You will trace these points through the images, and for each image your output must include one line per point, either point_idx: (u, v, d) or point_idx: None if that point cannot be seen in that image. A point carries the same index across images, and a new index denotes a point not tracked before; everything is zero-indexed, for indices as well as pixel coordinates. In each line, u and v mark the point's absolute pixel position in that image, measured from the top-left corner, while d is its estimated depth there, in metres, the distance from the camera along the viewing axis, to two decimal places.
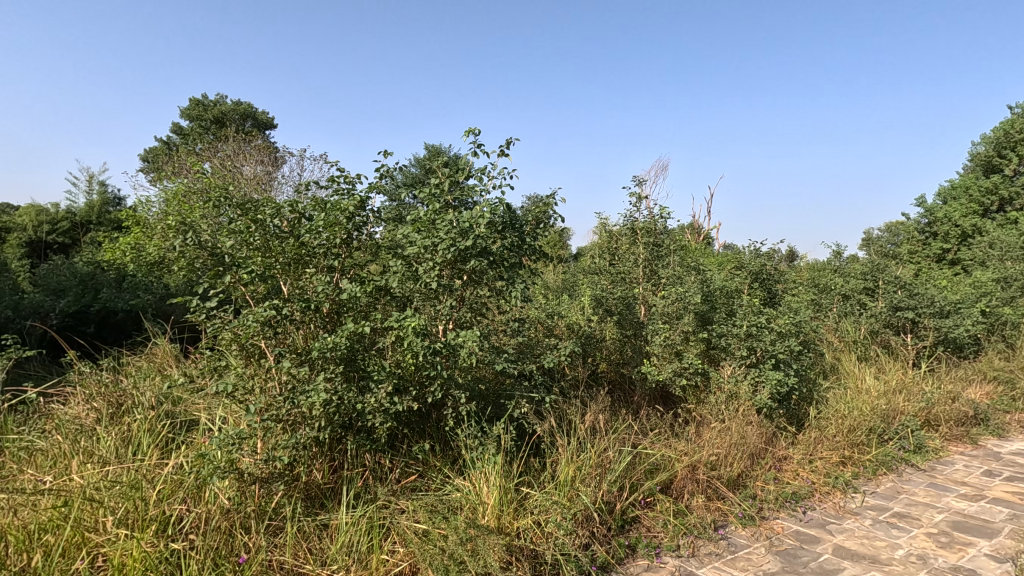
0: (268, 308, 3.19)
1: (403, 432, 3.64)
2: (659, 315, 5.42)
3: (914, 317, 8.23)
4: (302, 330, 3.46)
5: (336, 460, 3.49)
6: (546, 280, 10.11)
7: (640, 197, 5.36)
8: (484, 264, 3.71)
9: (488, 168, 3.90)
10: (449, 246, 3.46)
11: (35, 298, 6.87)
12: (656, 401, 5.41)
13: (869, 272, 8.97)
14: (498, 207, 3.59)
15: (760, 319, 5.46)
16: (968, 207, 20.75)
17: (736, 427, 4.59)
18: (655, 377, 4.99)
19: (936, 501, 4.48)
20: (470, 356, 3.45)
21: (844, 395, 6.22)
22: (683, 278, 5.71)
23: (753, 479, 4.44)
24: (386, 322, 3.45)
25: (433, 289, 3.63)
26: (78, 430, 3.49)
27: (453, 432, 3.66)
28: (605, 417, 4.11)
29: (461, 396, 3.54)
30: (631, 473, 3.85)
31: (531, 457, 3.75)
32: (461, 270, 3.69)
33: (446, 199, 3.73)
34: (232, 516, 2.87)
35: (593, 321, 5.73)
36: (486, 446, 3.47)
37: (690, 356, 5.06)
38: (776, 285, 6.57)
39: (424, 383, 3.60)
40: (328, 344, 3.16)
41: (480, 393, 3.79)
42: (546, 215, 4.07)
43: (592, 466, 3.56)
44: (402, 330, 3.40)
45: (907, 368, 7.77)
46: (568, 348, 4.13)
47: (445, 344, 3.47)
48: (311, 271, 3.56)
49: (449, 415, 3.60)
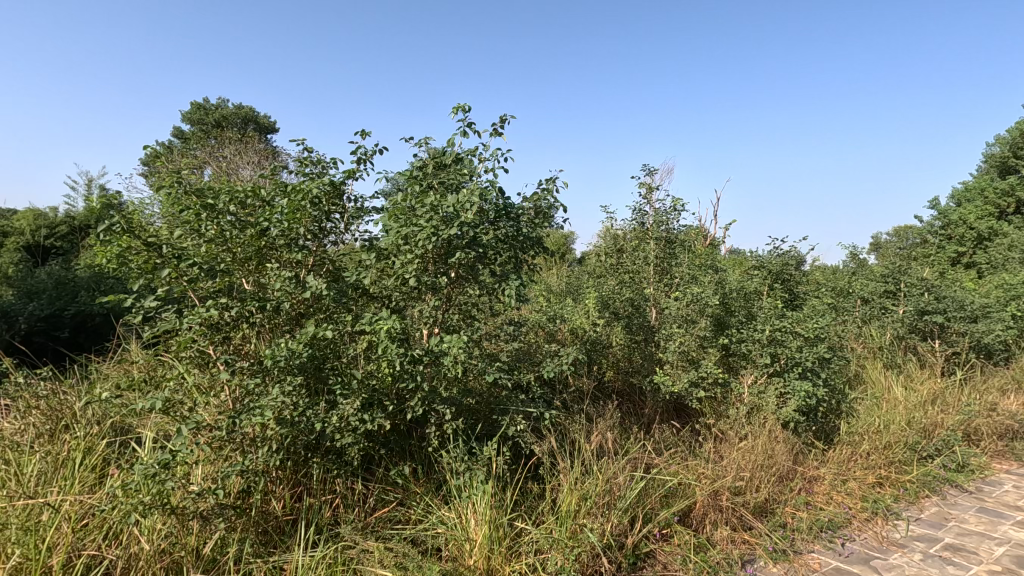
0: (213, 308, 2.69)
1: (380, 453, 3.15)
2: (672, 318, 4.90)
3: (942, 321, 7.67)
4: (261, 335, 2.98)
5: (301, 485, 3.02)
6: (549, 283, 9.64)
7: (650, 188, 4.85)
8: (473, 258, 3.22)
9: (479, 150, 3.44)
10: (430, 236, 2.97)
11: (4, 301, 6.42)
12: (669, 414, 4.90)
13: (891, 273, 8.45)
14: (489, 192, 3.11)
15: (784, 322, 4.94)
16: (985, 209, 20.13)
17: (761, 445, 4.07)
18: (669, 388, 4.47)
19: (991, 530, 3.93)
20: (456, 365, 2.95)
21: (875, 406, 5.68)
22: (699, 277, 5.20)
23: (782, 505, 3.90)
24: (358, 325, 2.96)
25: (414, 287, 3.14)
26: (4, 452, 3.02)
27: (437, 453, 3.16)
28: (614, 434, 3.59)
29: (446, 412, 3.05)
30: (645, 500, 3.32)
31: (528, 482, 3.24)
32: (447, 266, 3.21)
33: (429, 183, 3.25)
34: (159, 563, 2.40)
35: (599, 325, 5.21)
36: (473, 470, 2.96)
37: (707, 364, 4.54)
38: (797, 286, 6.05)
39: (403, 397, 3.11)
40: (285, 351, 2.67)
41: (469, 408, 3.29)
42: (546, 204, 3.57)
43: (599, 495, 3.03)
44: (375, 334, 2.91)
45: (937, 377, 7.21)
46: (571, 355, 3.62)
47: (427, 351, 2.98)
48: (273, 266, 3.07)
49: (433, 434, 3.10)
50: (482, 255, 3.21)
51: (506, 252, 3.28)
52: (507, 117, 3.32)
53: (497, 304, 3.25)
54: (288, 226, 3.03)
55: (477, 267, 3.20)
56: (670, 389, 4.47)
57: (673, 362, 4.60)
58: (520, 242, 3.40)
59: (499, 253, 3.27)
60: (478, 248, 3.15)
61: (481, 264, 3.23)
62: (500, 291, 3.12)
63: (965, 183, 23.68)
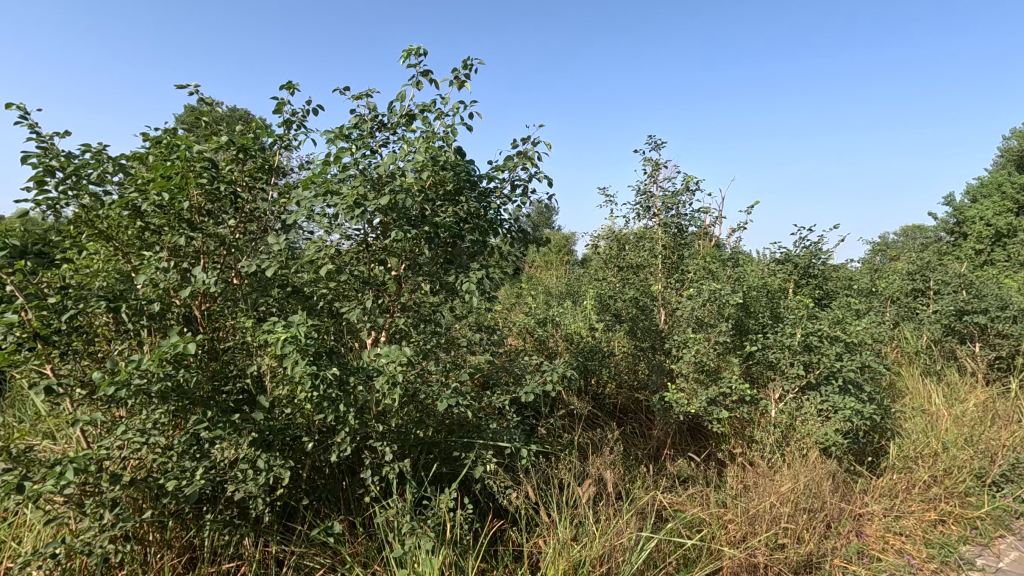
0: (20, 309, 1.85)
1: (302, 506, 2.35)
2: (684, 321, 4.09)
3: (985, 322, 6.81)
4: (132, 348, 2.19)
5: (193, 551, 2.24)
6: (547, 285, 8.91)
7: (657, 165, 4.04)
8: (423, 242, 2.43)
9: (437, 104, 2.67)
10: (358, 209, 2.18)
11: None
12: (682, 436, 4.09)
13: (919, 270, 7.67)
14: (441, 150, 2.31)
15: (819, 325, 4.11)
16: (1005, 202, 19.21)
17: (801, 481, 3.24)
18: (683, 408, 3.64)
19: None
20: (393, 388, 2.13)
21: (922, 422, 4.84)
22: (716, 273, 4.38)
23: (831, 557, 3.06)
24: (259, 334, 2.15)
25: (344, 281, 2.35)
26: None
27: (378, 504, 2.35)
28: (615, 471, 2.77)
29: (383, 451, 2.24)
30: (658, 563, 2.49)
31: (501, 541, 2.44)
32: (390, 253, 2.41)
33: (366, 143, 2.47)
34: None
35: (598, 330, 4.42)
36: (420, 532, 2.15)
37: (730, 378, 3.71)
38: (827, 283, 5.23)
39: (327, 429, 2.30)
40: (134, 371, 1.86)
41: (421, 443, 2.47)
42: (524, 172, 2.77)
43: (594, 564, 2.20)
44: (279, 347, 2.09)
45: (982, 386, 6.37)
46: (559, 370, 2.81)
47: (355, 369, 2.16)
48: (152, 254, 2.28)
49: (369, 479, 2.30)
50: (436, 237, 2.41)
51: (471, 234, 2.47)
52: (471, 58, 2.53)
53: (458, 306, 2.44)
54: (170, 200, 2.25)
55: (429, 254, 2.40)
56: (684, 408, 3.64)
57: (688, 374, 3.78)
58: (489, 222, 2.60)
59: (461, 235, 2.47)
60: (430, 225, 2.36)
61: (437, 247, 2.43)
62: (459, 285, 2.33)
63: (981, 177, 22.77)
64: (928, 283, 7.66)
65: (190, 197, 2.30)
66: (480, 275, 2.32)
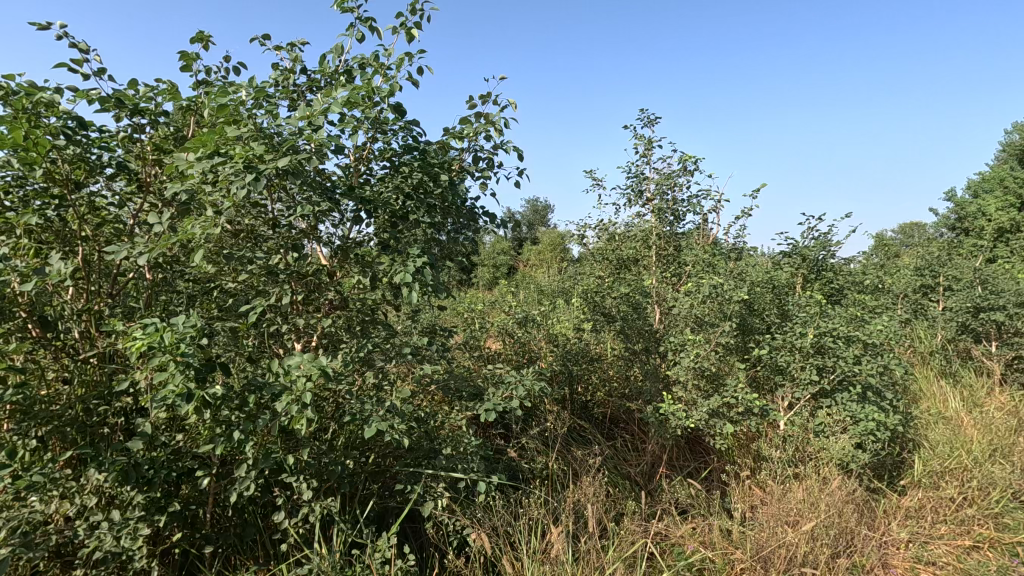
0: None
1: (202, 555, 1.87)
2: (682, 321, 3.61)
3: (1002, 320, 6.36)
4: None
5: None
6: (537, 284, 8.45)
7: (650, 142, 3.54)
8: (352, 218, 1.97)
9: (378, 57, 2.19)
10: (249, 179, 1.61)
11: None
12: (679, 450, 3.62)
13: (928, 266, 7.24)
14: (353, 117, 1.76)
15: (833, 324, 3.64)
16: (1008, 198, 18.81)
17: (820, 519, 2.78)
18: (681, 421, 3.16)
19: None
20: (302, 409, 1.63)
21: (944, 431, 4.38)
22: (718, 265, 3.89)
23: None
24: (128, 340, 1.65)
25: (249, 274, 1.84)
26: None
27: (296, 553, 1.87)
28: (597, 504, 2.30)
29: (296, 487, 1.75)
30: None
31: None
32: (311, 237, 1.91)
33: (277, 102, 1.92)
34: None
35: (586, 331, 3.94)
36: None
37: (735, 385, 3.23)
38: (838, 277, 4.76)
39: (229, 460, 1.81)
40: None
41: (354, 474, 1.99)
42: (482, 138, 2.27)
43: None
44: (149, 357, 1.59)
45: (1000, 389, 5.91)
46: (530, 381, 2.32)
47: (255, 384, 1.66)
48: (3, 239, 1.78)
49: (282, 522, 1.81)
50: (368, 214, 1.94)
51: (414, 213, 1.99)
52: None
53: (398, 305, 1.95)
54: (22, 169, 1.75)
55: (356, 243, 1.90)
56: (682, 422, 3.16)
57: (687, 382, 3.29)
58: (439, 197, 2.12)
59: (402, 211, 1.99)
60: (360, 199, 1.89)
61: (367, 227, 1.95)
62: (394, 276, 1.84)
63: (983, 173, 22.38)
64: (940, 279, 7.20)
65: (51, 165, 1.80)
66: (421, 260, 1.84)
